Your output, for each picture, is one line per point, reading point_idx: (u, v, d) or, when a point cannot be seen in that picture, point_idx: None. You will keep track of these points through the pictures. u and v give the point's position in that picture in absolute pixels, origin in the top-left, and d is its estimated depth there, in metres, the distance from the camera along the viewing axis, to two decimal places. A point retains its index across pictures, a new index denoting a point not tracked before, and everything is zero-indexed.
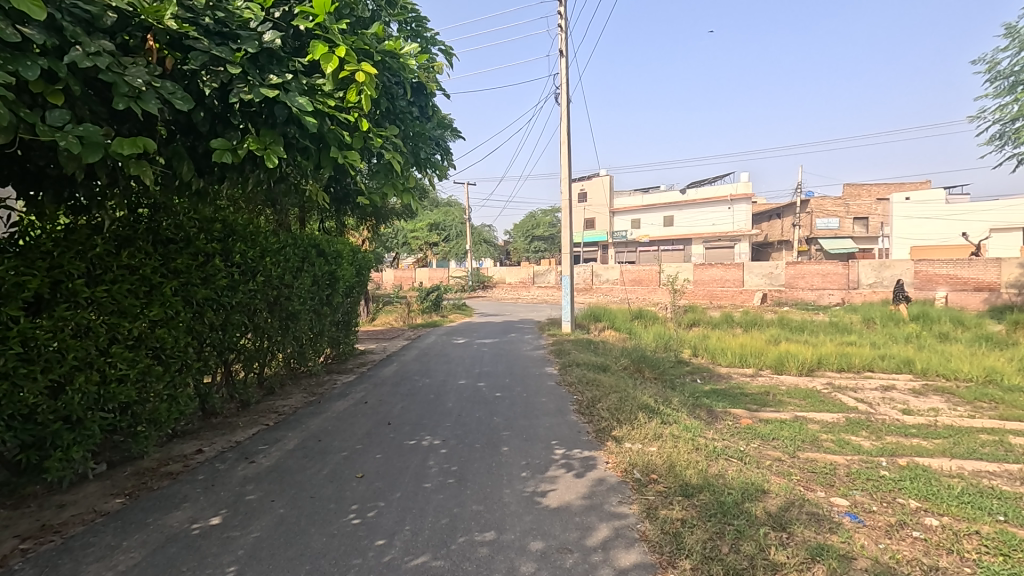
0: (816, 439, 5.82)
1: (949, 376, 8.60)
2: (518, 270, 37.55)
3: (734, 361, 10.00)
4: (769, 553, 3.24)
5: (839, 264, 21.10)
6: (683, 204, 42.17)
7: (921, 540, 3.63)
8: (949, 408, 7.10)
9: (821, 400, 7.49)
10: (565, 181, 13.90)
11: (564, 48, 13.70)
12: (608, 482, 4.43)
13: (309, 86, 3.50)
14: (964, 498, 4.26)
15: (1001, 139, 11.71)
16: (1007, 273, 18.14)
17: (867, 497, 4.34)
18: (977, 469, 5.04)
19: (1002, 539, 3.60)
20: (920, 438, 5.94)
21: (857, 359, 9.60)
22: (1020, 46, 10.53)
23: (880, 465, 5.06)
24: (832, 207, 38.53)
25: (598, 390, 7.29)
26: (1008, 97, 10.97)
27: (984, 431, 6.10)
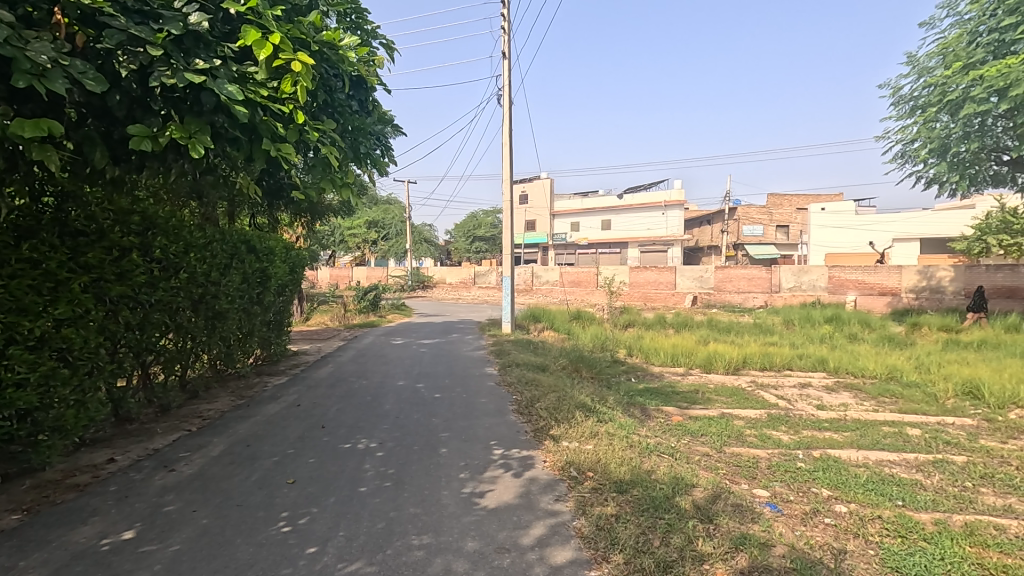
0: (741, 435, 6.15)
1: (858, 374, 9.33)
2: (459, 270, 37.24)
3: (667, 360, 10.41)
4: (696, 544, 3.39)
5: (762, 268, 22.40)
6: (620, 208, 43.39)
7: (832, 525, 3.93)
8: (856, 403, 7.72)
9: (745, 397, 7.94)
10: (507, 182, 13.94)
11: (508, 51, 13.75)
12: (544, 480, 4.49)
13: (240, 74, 3.33)
14: (869, 486, 4.64)
15: (903, 157, 12.83)
16: (907, 279, 19.82)
17: (785, 487, 4.63)
18: (880, 458, 5.49)
19: (901, 522, 3.95)
20: (831, 431, 6.41)
21: (777, 359, 10.23)
22: (919, 74, 11.59)
23: (797, 458, 5.42)
24: (756, 214, 40.93)
25: (536, 390, 7.37)
26: (909, 120, 12.02)
27: (886, 423, 6.67)
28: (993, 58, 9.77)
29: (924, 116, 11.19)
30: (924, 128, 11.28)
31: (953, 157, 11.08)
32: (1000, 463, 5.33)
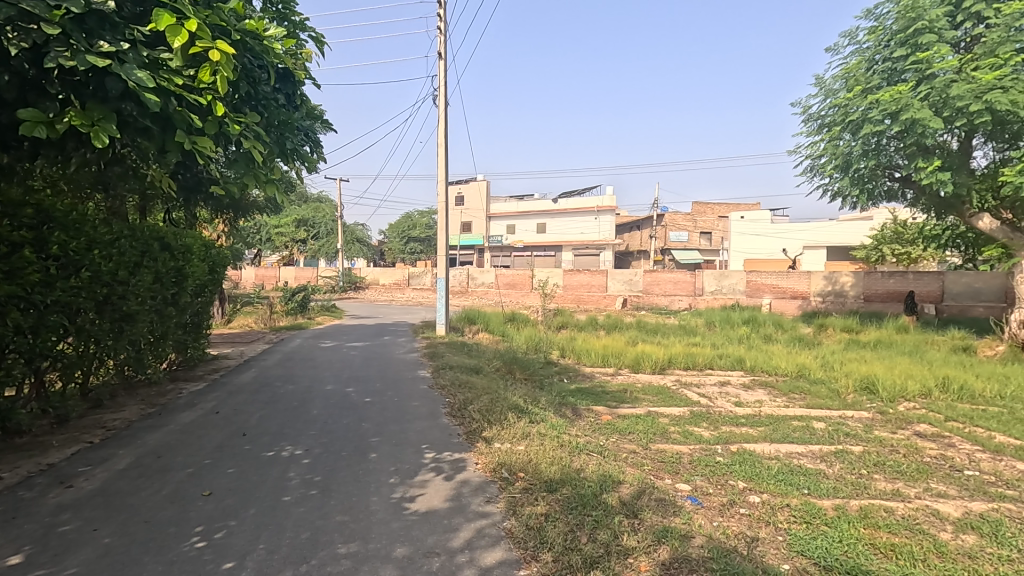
0: (666, 432, 6.43)
1: (771, 372, 10.00)
2: (393, 271, 36.49)
3: (598, 361, 10.71)
4: (621, 538, 3.52)
5: (687, 272, 23.50)
6: (555, 212, 44.15)
7: (746, 515, 4.19)
8: (769, 399, 8.27)
9: (670, 396, 8.30)
10: (442, 183, 13.84)
11: (443, 51, 13.67)
12: (475, 482, 4.50)
13: (151, 60, 3.12)
14: (780, 476, 4.98)
15: (811, 171, 13.88)
16: (815, 284, 21.33)
17: (705, 481, 4.88)
18: (789, 451, 5.90)
19: (806, 509, 4.27)
20: (747, 426, 6.83)
21: (699, 359, 10.77)
22: (825, 95, 12.58)
23: (716, 452, 5.73)
24: (682, 221, 42.91)
25: (469, 392, 7.35)
26: (817, 137, 13.02)
27: (796, 417, 7.18)
28: (887, 83, 10.80)
29: (830, 133, 12.14)
30: (830, 145, 12.25)
31: (854, 173, 12.06)
32: (890, 451, 5.88)
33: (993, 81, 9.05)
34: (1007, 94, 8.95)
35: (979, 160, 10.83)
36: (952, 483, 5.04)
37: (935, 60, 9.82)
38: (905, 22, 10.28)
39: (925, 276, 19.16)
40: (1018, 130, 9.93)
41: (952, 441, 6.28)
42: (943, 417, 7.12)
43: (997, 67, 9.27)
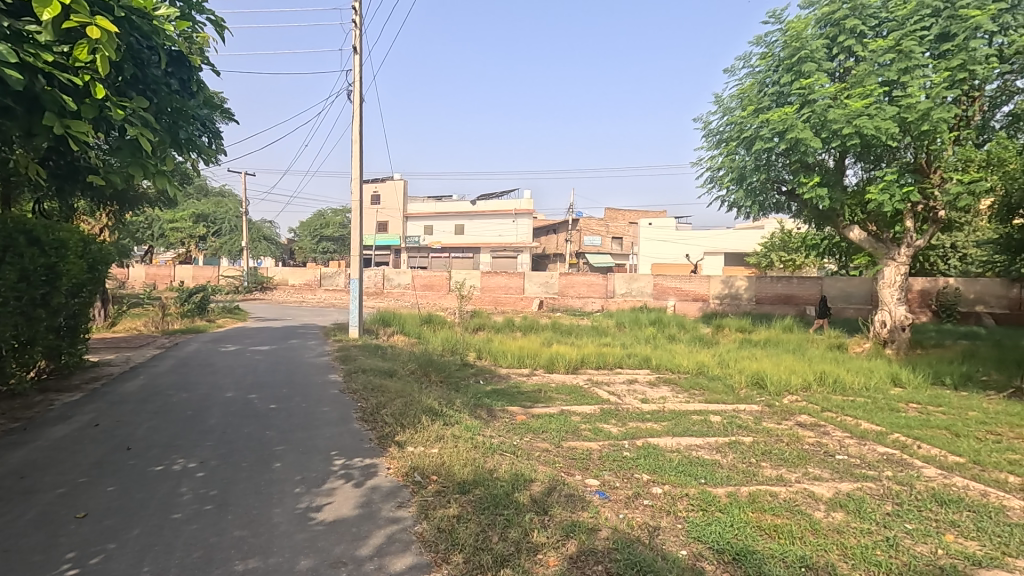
0: (577, 429, 6.64)
1: (674, 370, 10.63)
2: (303, 271, 34.78)
3: (513, 362, 10.85)
4: (531, 536, 3.60)
5: (600, 276, 24.40)
6: (473, 214, 44.20)
7: (649, 506, 4.42)
8: (672, 396, 8.79)
9: (582, 395, 8.59)
10: (356, 180, 13.41)
11: (358, 45, 13.27)
12: (386, 488, 4.40)
13: (15, 32, 2.79)
14: (680, 467, 5.32)
15: (710, 182, 14.90)
16: (714, 287, 23.01)
17: (612, 475, 5.10)
18: (689, 443, 6.31)
19: (702, 497, 4.59)
20: (652, 421, 7.22)
21: (610, 358, 11.22)
22: (723, 112, 13.55)
23: (623, 447, 6.00)
24: (596, 226, 44.50)
25: (383, 396, 7.18)
26: (715, 151, 13.99)
27: (696, 412, 7.69)
28: (776, 105, 11.83)
29: (727, 148, 13.08)
30: (727, 159, 13.21)
31: (747, 185, 13.10)
32: (775, 440, 6.45)
33: (862, 108, 10.20)
34: (872, 120, 10.14)
35: (850, 178, 12.12)
36: (826, 467, 5.62)
37: (815, 86, 10.90)
38: (791, 50, 11.31)
39: (807, 281, 21.22)
40: (881, 153, 11.25)
41: (826, 429, 7.01)
42: (819, 408, 7.92)
43: (865, 96, 10.45)
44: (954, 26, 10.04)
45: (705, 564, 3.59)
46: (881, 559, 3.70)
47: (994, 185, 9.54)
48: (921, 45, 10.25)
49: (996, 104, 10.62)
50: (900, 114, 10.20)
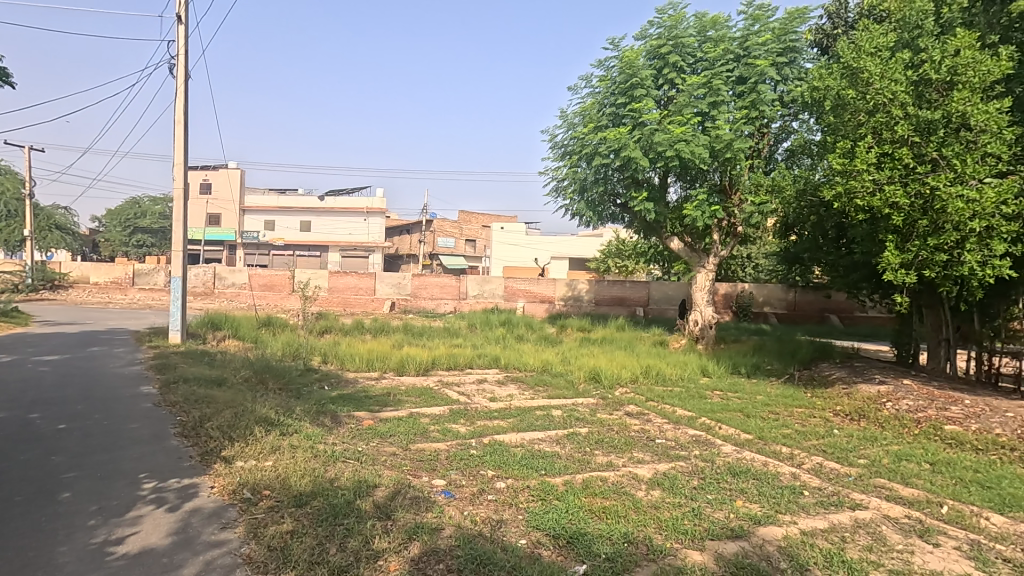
0: (425, 431, 6.62)
1: (522, 368, 11.12)
2: (110, 267, 29.83)
3: (362, 365, 10.47)
4: (372, 542, 3.51)
5: (453, 278, 24.59)
6: (321, 210, 41.82)
7: (493, 501, 4.57)
8: (519, 393, 9.20)
9: (432, 396, 8.58)
10: (179, 166, 11.88)
11: (183, 14, 11.80)
12: (208, 509, 3.96)
13: None
14: (523, 461, 5.58)
15: (554, 191, 15.80)
16: (559, 290, 24.47)
17: (459, 474, 5.18)
18: (532, 438, 6.64)
19: (542, 487, 4.86)
20: (499, 418, 7.47)
21: (461, 359, 11.37)
22: (566, 126, 14.49)
23: (471, 446, 6.13)
24: (450, 228, 44.82)
25: (208, 408, 6.45)
26: (560, 162, 14.90)
27: (539, 408, 8.13)
28: (612, 125, 12.97)
29: (570, 160, 14.01)
30: (570, 171, 14.16)
31: (588, 197, 14.15)
32: (607, 430, 7.07)
33: (681, 134, 11.65)
34: (688, 145, 11.66)
35: (672, 195, 13.72)
36: (648, 450, 6.30)
37: (644, 110, 12.19)
38: (625, 76, 12.51)
39: (638, 284, 23.59)
40: (696, 174, 12.90)
41: (650, 417, 7.86)
42: (645, 398, 8.85)
43: (683, 124, 11.96)
44: (748, 72, 11.97)
45: (543, 550, 3.81)
46: (687, 527, 4.26)
47: (776, 208, 11.52)
48: (725, 85, 12.02)
49: (778, 140, 12.80)
50: (710, 142, 11.86)
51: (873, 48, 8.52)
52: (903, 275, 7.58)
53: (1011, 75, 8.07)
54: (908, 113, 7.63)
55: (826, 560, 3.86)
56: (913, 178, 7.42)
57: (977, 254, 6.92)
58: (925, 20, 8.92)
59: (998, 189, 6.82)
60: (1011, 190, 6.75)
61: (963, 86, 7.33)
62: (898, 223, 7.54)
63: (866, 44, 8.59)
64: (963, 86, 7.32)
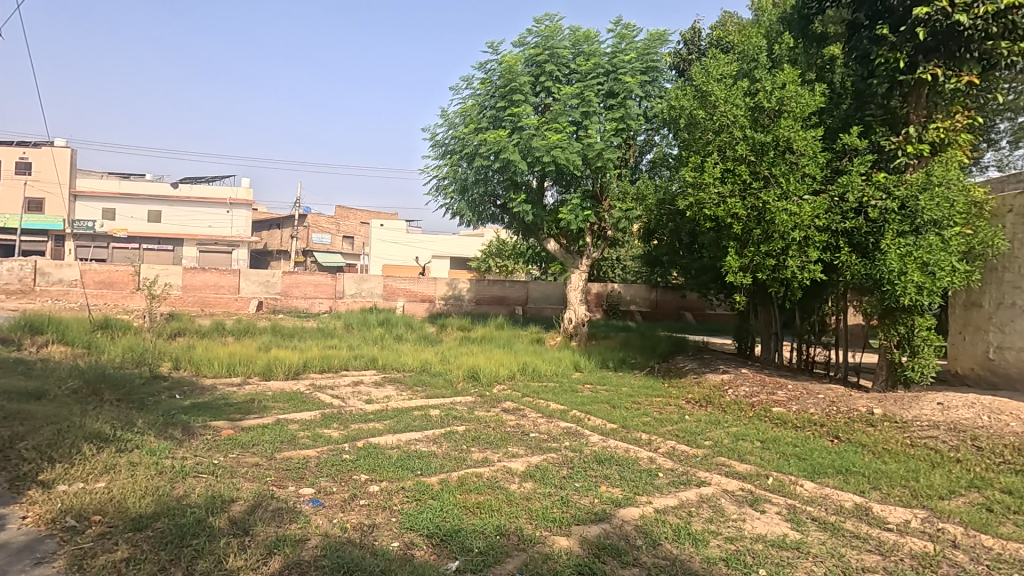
0: (293, 438, 6.24)
1: (400, 369, 10.91)
2: None
3: (221, 370, 9.60)
4: (226, 562, 3.26)
5: (327, 276, 23.45)
6: (175, 200, 37.79)
7: (365, 505, 4.45)
8: (396, 394, 9.02)
9: (302, 401, 8.11)
10: None
11: None
12: (19, 544, 3.41)
13: None
14: (398, 463, 5.49)
15: (436, 190, 15.69)
16: (440, 289, 24.34)
17: (330, 480, 4.96)
18: (409, 438, 6.55)
19: (417, 488, 4.82)
20: (375, 421, 7.27)
21: (335, 361, 10.88)
22: (447, 126, 14.48)
23: (343, 450, 5.89)
24: (326, 224, 42.58)
25: (22, 426, 5.51)
26: (441, 161, 14.84)
27: (417, 408, 8.04)
28: (492, 127, 13.22)
29: (451, 160, 14.05)
30: (451, 171, 14.18)
31: (469, 198, 14.27)
32: (484, 426, 7.20)
33: (557, 141, 12.24)
34: (563, 152, 12.27)
35: (549, 198, 14.27)
36: (522, 444, 6.53)
37: (523, 116, 12.59)
38: (504, 81, 12.81)
39: (518, 284, 24.26)
40: (570, 180, 13.57)
41: (525, 412, 8.13)
42: (521, 394, 9.14)
43: (558, 131, 12.55)
44: (617, 87, 12.83)
45: (415, 551, 3.79)
46: (556, 515, 4.48)
47: (641, 214, 12.51)
48: (596, 97, 12.79)
49: (643, 152, 13.86)
50: (583, 150, 12.57)
51: (719, 74, 9.56)
52: (742, 277, 8.69)
53: (825, 109, 9.49)
54: (745, 134, 8.69)
55: (674, 534, 4.29)
56: (749, 192, 8.48)
57: (797, 260, 8.07)
58: (760, 55, 10.18)
59: (812, 205, 8.00)
60: (821, 206, 7.96)
61: (788, 114, 8.49)
62: (737, 231, 8.59)
63: (713, 71, 9.62)
64: (787, 114, 8.47)
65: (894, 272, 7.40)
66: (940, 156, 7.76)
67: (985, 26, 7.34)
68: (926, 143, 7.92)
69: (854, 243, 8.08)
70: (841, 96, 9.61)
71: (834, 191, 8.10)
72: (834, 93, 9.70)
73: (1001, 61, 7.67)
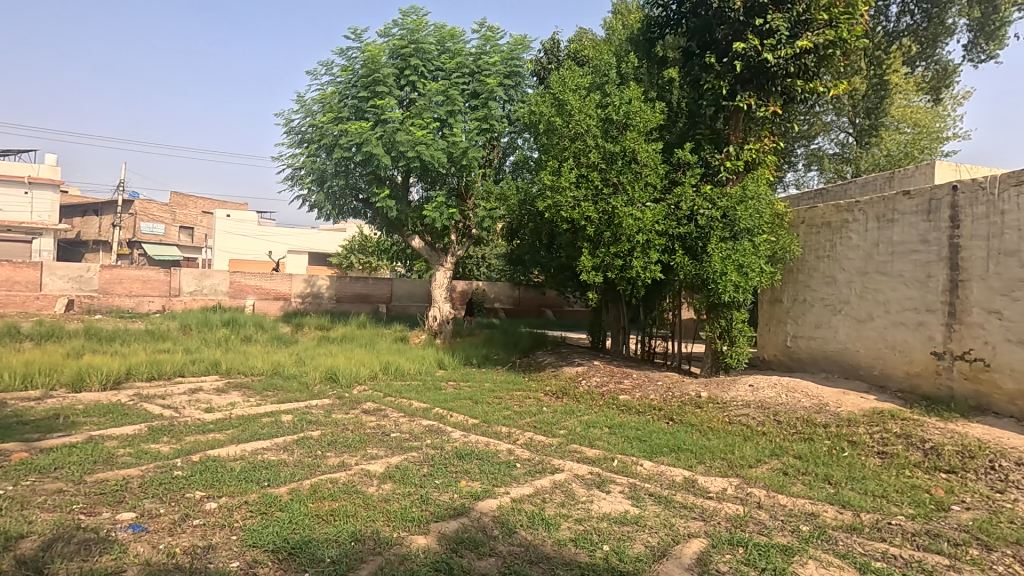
0: (111, 457, 5.42)
1: (247, 373, 10.00)
2: None
3: (13, 383, 8.02)
4: None
5: (159, 271, 20.80)
6: None
7: (200, 525, 4.01)
8: (242, 400, 8.25)
9: (123, 413, 7.07)
10: None
11: None
12: None
13: None
14: (241, 475, 5.02)
15: (290, 180, 14.62)
16: (296, 287, 22.74)
17: (156, 502, 4.39)
18: (255, 448, 6.03)
19: (263, 501, 4.46)
20: (215, 431, 6.58)
21: (167, 366, 9.66)
22: (304, 113, 13.58)
23: (175, 466, 5.25)
24: (158, 212, 37.48)
25: None
26: (296, 150, 13.88)
27: (266, 414, 7.44)
28: (354, 118, 12.69)
29: (308, 149, 13.23)
30: (308, 161, 13.32)
31: (327, 190, 13.50)
32: (342, 430, 6.89)
33: (421, 137, 12.11)
34: (428, 148, 12.17)
35: (413, 194, 14.07)
36: (382, 445, 6.36)
37: (386, 108, 12.25)
38: (367, 71, 12.36)
39: (381, 281, 23.64)
40: (435, 177, 13.49)
41: (386, 411, 7.94)
42: (382, 395, 8.89)
43: (423, 127, 12.42)
44: (480, 88, 13.06)
45: (259, 568, 3.50)
46: (414, 514, 4.43)
47: (503, 214, 12.90)
48: (461, 96, 12.91)
49: (506, 153, 14.26)
50: (448, 147, 12.58)
51: (574, 86, 10.17)
52: (594, 276, 9.31)
53: (664, 126, 10.55)
54: (597, 143, 9.34)
55: (530, 521, 4.48)
56: (600, 198, 9.17)
57: (641, 260, 8.87)
58: (610, 71, 10.99)
59: (653, 211, 8.87)
60: (660, 212, 8.86)
61: (633, 127, 9.28)
62: (590, 233, 9.23)
63: (569, 81, 10.19)
64: (633, 128, 9.26)
65: (717, 272, 8.48)
66: (752, 173, 9.06)
67: (786, 65, 8.67)
68: (742, 161, 9.18)
69: (686, 246, 9.09)
70: (677, 115, 10.76)
71: (671, 199, 9.05)
72: (671, 111, 10.80)
73: (797, 96, 9.12)
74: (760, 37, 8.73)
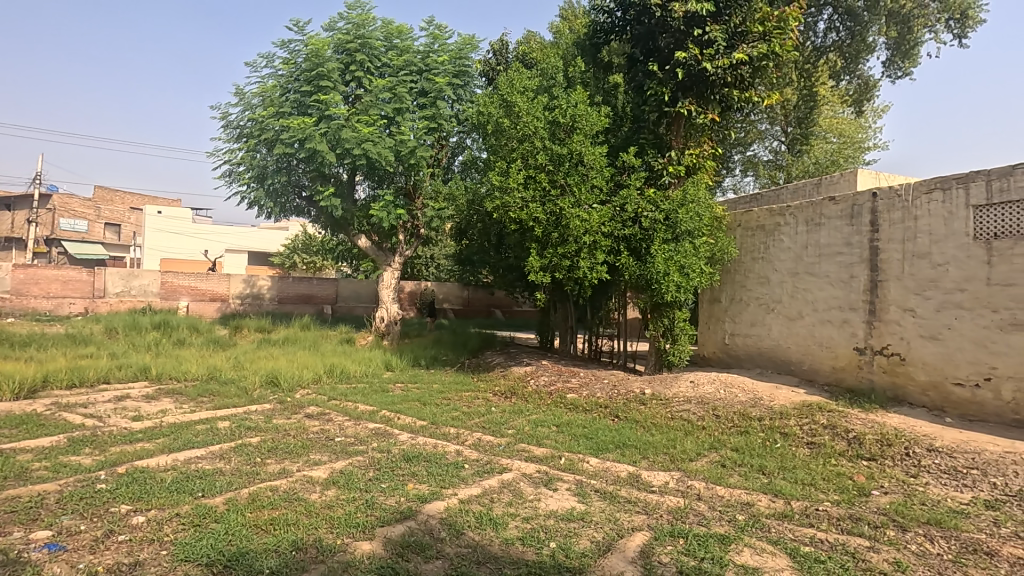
0: (24, 471, 5.00)
1: (180, 378, 9.48)
2: None
3: None
4: None
5: (81, 271, 19.43)
6: None
7: (125, 541, 3.77)
8: (174, 407, 7.81)
9: (39, 424, 6.55)
10: None
11: None
12: None
13: None
14: (172, 487, 4.76)
15: (228, 176, 13.97)
16: (234, 287, 21.67)
17: (76, 518, 4.09)
18: (188, 457, 5.73)
19: (196, 512, 4.24)
20: (143, 441, 6.20)
21: (90, 372, 9.03)
22: (242, 106, 13.02)
23: (98, 480, 4.91)
24: (80, 207, 34.91)
25: None
26: (235, 145, 13.28)
27: (200, 421, 7.08)
28: (297, 113, 12.28)
29: (247, 144, 12.70)
30: (247, 156, 12.78)
31: (267, 186, 13.00)
32: (283, 435, 6.65)
33: (368, 134, 11.87)
34: (374, 146, 11.93)
35: (359, 193, 13.77)
36: (326, 451, 6.18)
37: (331, 104, 11.93)
38: (310, 64, 12.01)
39: (326, 281, 23.02)
40: (382, 176, 13.25)
41: (330, 415, 7.73)
42: (326, 398, 8.64)
43: (369, 124, 12.17)
44: (428, 86, 12.96)
45: None
46: (359, 520, 4.33)
47: (452, 214, 12.83)
48: (408, 94, 12.76)
49: (454, 153, 14.20)
50: (395, 146, 12.39)
51: (522, 88, 10.25)
52: (542, 276, 9.38)
53: (609, 130, 10.80)
54: (545, 145, 9.44)
55: (477, 521, 4.47)
56: (548, 199, 9.26)
57: (587, 261, 9.03)
58: (557, 74, 11.15)
59: (599, 213, 9.05)
60: (606, 214, 9.05)
61: (580, 130, 9.45)
62: (538, 234, 9.31)
63: (517, 83, 10.26)
64: (579, 131, 9.42)
65: (660, 273, 8.75)
66: (692, 178, 9.42)
67: (723, 74, 9.04)
68: (683, 166, 9.52)
69: (632, 248, 9.32)
70: (621, 119, 11.04)
71: (617, 202, 9.26)
72: (616, 116, 11.06)
73: (733, 104, 9.55)
74: (699, 46, 9.09)
